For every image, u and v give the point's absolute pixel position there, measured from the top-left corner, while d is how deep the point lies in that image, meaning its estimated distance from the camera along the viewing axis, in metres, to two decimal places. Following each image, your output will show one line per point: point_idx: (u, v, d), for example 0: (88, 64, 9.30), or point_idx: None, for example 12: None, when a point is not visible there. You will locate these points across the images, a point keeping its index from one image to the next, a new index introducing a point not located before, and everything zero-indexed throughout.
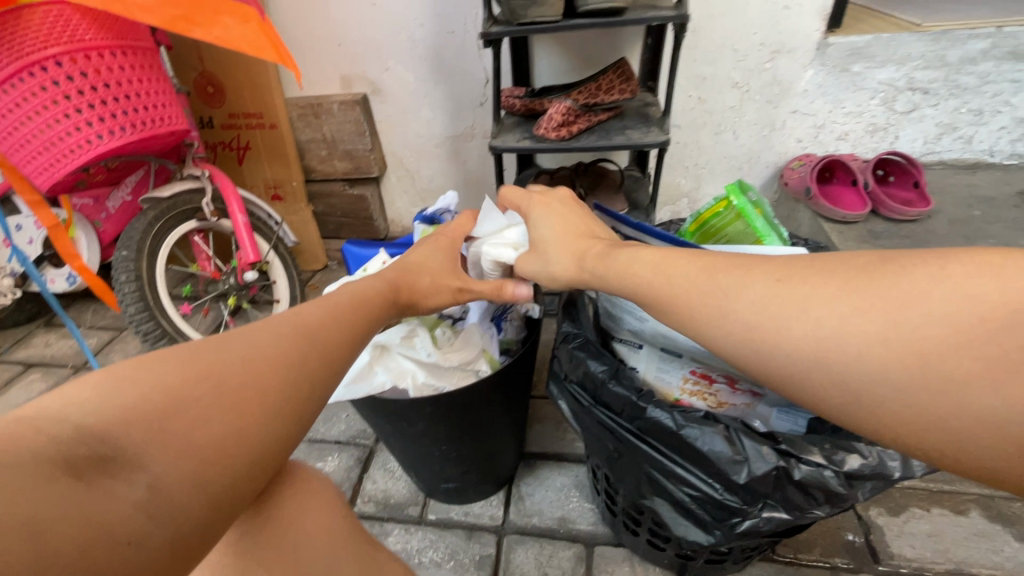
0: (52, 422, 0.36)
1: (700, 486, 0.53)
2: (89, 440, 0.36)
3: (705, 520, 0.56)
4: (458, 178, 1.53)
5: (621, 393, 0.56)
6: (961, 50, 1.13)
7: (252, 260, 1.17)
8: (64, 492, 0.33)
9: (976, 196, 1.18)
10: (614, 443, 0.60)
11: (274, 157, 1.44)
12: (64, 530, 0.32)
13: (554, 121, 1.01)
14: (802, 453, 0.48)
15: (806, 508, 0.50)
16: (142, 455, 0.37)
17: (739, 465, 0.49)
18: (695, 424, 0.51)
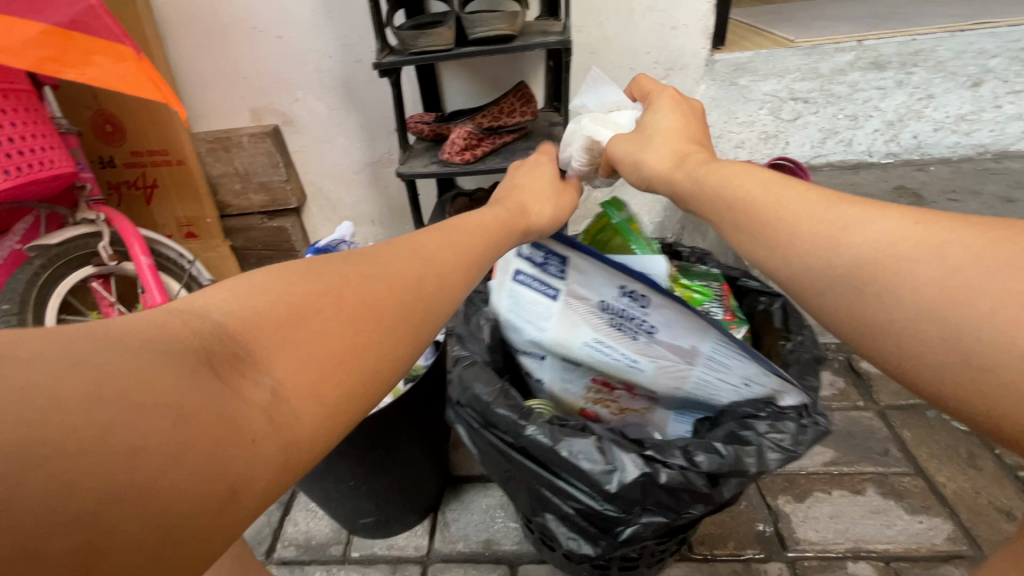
0: (196, 318, 0.34)
1: (583, 499, 0.56)
2: (225, 340, 0.33)
3: (591, 531, 0.59)
4: (381, 203, 1.52)
5: (505, 415, 0.59)
6: (830, 62, 1.24)
7: (158, 303, 1.11)
8: (202, 383, 0.30)
9: (860, 193, 1.28)
10: (502, 464, 0.62)
11: (185, 194, 1.39)
12: (203, 419, 0.28)
13: (457, 146, 1.04)
14: (665, 458, 0.54)
15: (676, 509, 0.55)
16: (271, 358, 0.34)
17: (610, 475, 0.54)
18: (569, 439, 0.56)
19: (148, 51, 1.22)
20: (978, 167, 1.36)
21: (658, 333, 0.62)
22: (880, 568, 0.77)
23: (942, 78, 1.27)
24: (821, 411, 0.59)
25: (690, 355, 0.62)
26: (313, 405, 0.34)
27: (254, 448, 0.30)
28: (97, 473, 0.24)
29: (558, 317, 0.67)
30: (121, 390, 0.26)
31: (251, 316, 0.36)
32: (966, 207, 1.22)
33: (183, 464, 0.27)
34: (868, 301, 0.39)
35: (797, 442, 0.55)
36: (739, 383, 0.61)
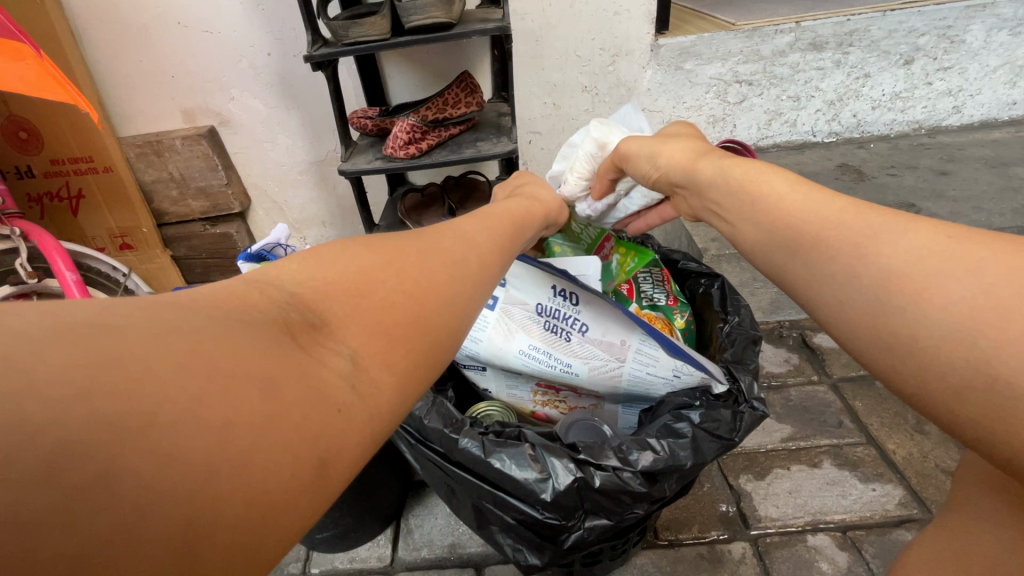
0: (269, 286, 0.30)
1: (522, 509, 0.55)
2: (302, 307, 0.29)
3: (536, 540, 0.58)
4: (331, 203, 1.47)
5: (437, 428, 0.58)
6: (771, 44, 1.25)
7: None
8: (284, 353, 0.26)
9: (807, 172, 1.32)
10: (442, 478, 0.61)
11: (116, 203, 1.30)
12: (291, 390, 0.25)
13: (400, 140, 1.00)
14: (598, 459, 0.54)
15: (617, 508, 0.55)
16: (348, 326, 0.30)
17: (544, 483, 0.53)
18: (499, 449, 0.55)
19: (61, 51, 1.13)
20: (914, 142, 1.41)
21: (591, 331, 0.65)
22: (838, 538, 0.79)
23: (877, 57, 1.31)
24: (756, 395, 0.59)
25: (620, 351, 0.64)
26: (390, 373, 0.30)
27: (342, 423, 0.26)
28: (192, 450, 0.21)
29: (493, 325, 0.67)
30: (209, 360, 0.23)
31: (325, 283, 0.31)
32: (905, 181, 1.26)
33: (278, 439, 0.23)
34: (889, 299, 0.34)
35: (731, 430, 0.56)
36: (669, 375, 0.62)
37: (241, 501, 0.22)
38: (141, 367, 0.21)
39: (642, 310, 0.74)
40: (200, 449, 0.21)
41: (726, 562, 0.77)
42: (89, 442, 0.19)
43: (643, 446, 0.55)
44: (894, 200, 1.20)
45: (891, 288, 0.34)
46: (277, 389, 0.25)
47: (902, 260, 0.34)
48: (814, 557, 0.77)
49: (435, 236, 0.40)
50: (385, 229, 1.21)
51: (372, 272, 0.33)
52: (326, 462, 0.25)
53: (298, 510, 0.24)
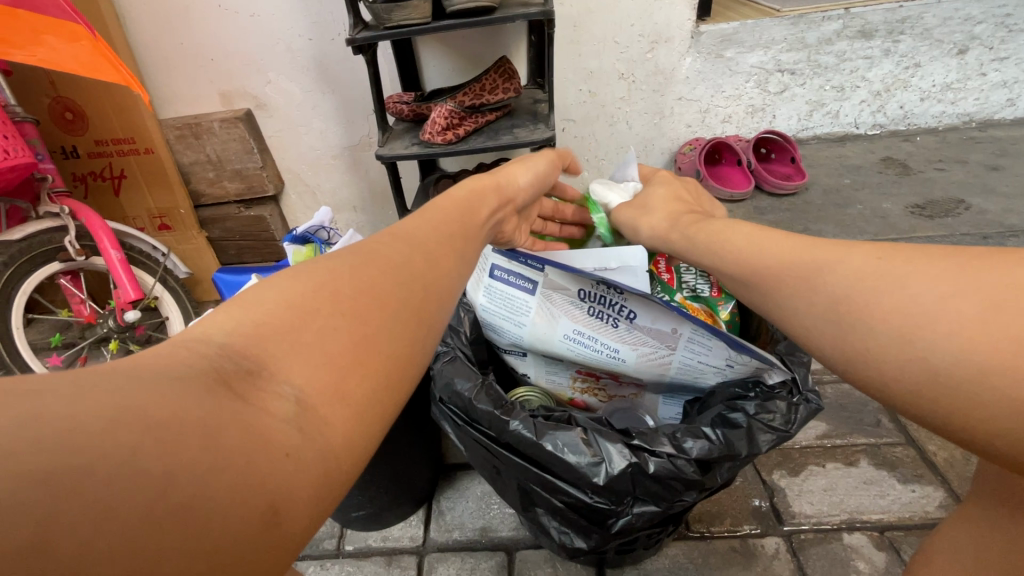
0: (195, 341, 0.29)
1: (572, 492, 0.55)
2: (236, 354, 0.29)
3: (583, 523, 0.59)
4: (361, 189, 1.48)
5: (487, 409, 0.58)
6: (817, 31, 1.22)
7: (133, 298, 1.06)
8: (221, 399, 0.26)
9: (847, 166, 1.28)
10: (489, 460, 0.61)
11: (156, 184, 1.33)
12: (231, 433, 0.25)
13: (439, 125, 1.00)
14: (652, 446, 0.54)
15: (668, 496, 0.55)
16: (285, 363, 0.29)
17: (596, 467, 0.53)
18: (551, 432, 0.55)
19: (107, 32, 1.15)
20: (962, 136, 1.37)
21: (639, 318, 0.62)
22: (875, 538, 0.78)
23: (929, 46, 1.26)
24: (812, 386, 0.57)
25: (671, 339, 0.62)
26: (341, 407, 0.29)
27: (292, 465, 0.26)
28: (122, 507, 0.21)
29: (536, 309, 0.67)
30: (139, 415, 0.23)
31: (254, 327, 0.30)
32: (952, 176, 1.22)
33: (222, 486, 0.23)
34: (840, 322, 0.38)
35: (788, 421, 0.54)
36: (721, 364, 0.61)
37: (187, 553, 0.21)
38: (79, 424, 0.21)
39: (685, 300, 0.73)
40: (139, 503, 0.21)
41: (759, 557, 0.77)
42: (20, 512, 0.19)
43: (696, 434, 0.55)
44: (941, 195, 1.17)
45: (843, 314, 0.38)
46: (216, 434, 0.24)
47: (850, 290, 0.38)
48: (850, 556, 0.76)
49: (431, 257, 0.41)
50: None
51: (349, 299, 0.33)
52: (273, 506, 0.25)
53: (256, 550, 0.24)
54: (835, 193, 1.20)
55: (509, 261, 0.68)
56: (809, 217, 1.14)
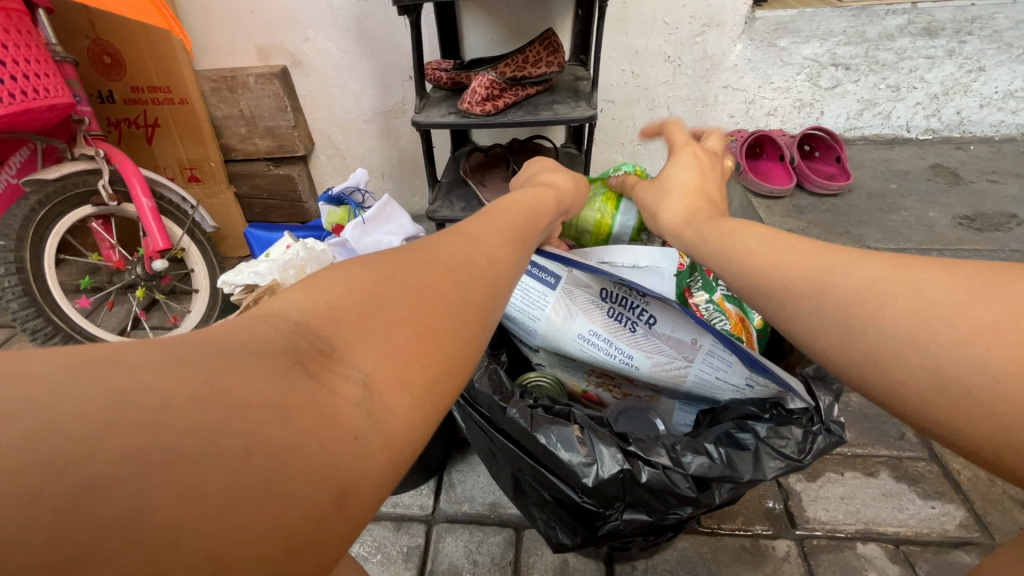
0: (274, 315, 0.29)
1: (562, 489, 0.50)
2: (310, 332, 0.29)
3: (572, 521, 0.54)
4: (391, 156, 1.46)
5: (484, 391, 0.52)
6: (879, 26, 1.16)
7: (161, 248, 1.07)
8: (296, 381, 0.25)
9: (894, 170, 1.24)
10: (486, 443, 0.57)
11: (188, 135, 1.33)
12: (304, 414, 0.25)
13: (478, 95, 0.96)
14: (648, 454, 0.47)
15: (663, 509, 0.49)
16: (356, 346, 0.29)
17: (588, 468, 0.48)
18: (547, 425, 0.49)
19: None
20: (1020, 148, 1.31)
21: (659, 325, 0.58)
22: (890, 551, 0.76)
23: (997, 50, 1.19)
24: (836, 417, 0.49)
25: (689, 350, 0.57)
26: (407, 394, 0.29)
27: (360, 453, 0.26)
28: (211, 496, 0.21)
29: (554, 304, 0.63)
30: (224, 393, 0.23)
31: (329, 307, 0.30)
32: (1006, 189, 1.17)
33: (295, 477, 0.23)
34: None
35: (801, 451, 0.47)
36: (741, 383, 0.56)
37: (260, 538, 0.21)
38: None
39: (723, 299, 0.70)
40: (224, 476, 0.21)
41: (769, 558, 0.76)
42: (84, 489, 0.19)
43: (698, 449, 0.48)
44: (992, 208, 1.12)
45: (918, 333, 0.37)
46: (294, 418, 0.24)
47: (862, 279, 0.38)
48: (862, 565, 0.75)
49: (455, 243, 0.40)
50: (448, 187, 1.21)
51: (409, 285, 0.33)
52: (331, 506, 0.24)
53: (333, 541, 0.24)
54: (879, 198, 1.16)
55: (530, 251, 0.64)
56: (850, 220, 1.11)
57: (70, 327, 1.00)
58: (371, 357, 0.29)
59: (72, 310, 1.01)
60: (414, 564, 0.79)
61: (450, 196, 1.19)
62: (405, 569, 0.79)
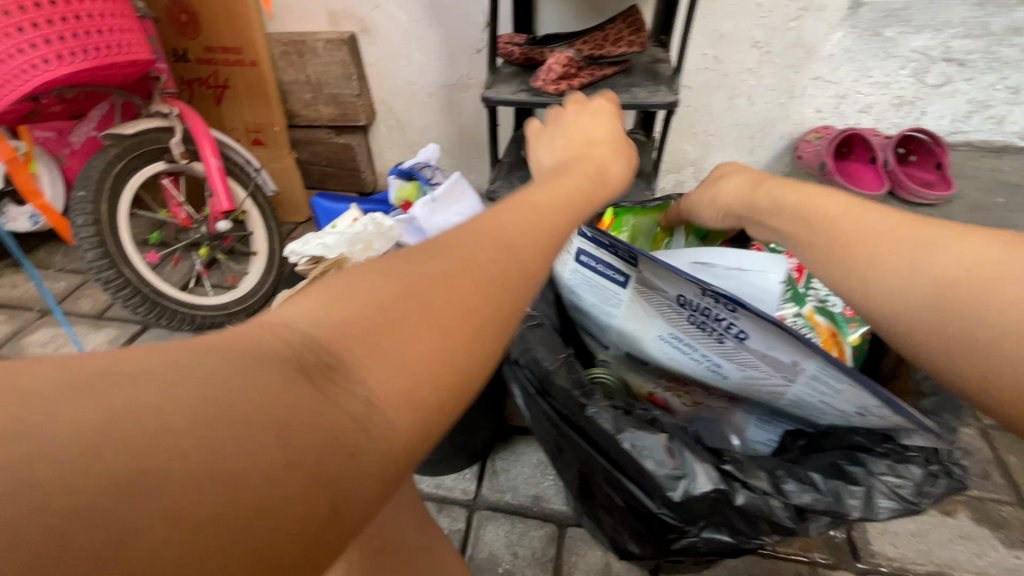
0: (286, 324, 0.27)
1: (637, 497, 0.45)
2: (319, 342, 0.27)
3: (641, 531, 0.48)
4: (451, 131, 1.42)
5: (563, 387, 0.48)
6: (1006, 19, 1.03)
7: (225, 209, 1.09)
8: (298, 394, 0.24)
9: (1001, 182, 1.12)
10: (554, 438, 0.52)
11: (254, 98, 1.33)
12: (303, 434, 0.23)
13: (554, 73, 0.91)
14: (748, 478, 0.40)
15: (751, 535, 0.42)
16: (367, 359, 0.27)
17: (674, 481, 0.41)
18: (633, 429, 0.43)
19: None
20: None
21: (752, 340, 0.50)
22: None
23: None
24: (957, 459, 0.45)
25: (789, 370, 0.49)
26: (411, 411, 0.27)
27: (355, 467, 0.24)
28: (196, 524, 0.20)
29: (629, 304, 0.59)
30: (217, 408, 0.22)
31: (357, 310, 0.28)
32: None
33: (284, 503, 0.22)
34: None
35: (916, 494, 0.44)
36: (851, 410, 0.47)
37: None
38: None
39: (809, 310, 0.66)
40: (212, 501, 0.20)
41: None
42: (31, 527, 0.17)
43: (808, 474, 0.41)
44: None
45: None
46: (294, 437, 0.23)
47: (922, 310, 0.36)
48: None
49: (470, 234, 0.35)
50: (509, 166, 1.18)
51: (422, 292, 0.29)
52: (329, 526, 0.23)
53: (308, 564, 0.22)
54: (982, 212, 1.05)
55: (596, 248, 0.59)
56: None
57: (139, 283, 1.02)
58: (378, 369, 0.27)
59: (142, 265, 1.04)
60: (454, 549, 0.78)
61: (511, 176, 1.15)
62: None
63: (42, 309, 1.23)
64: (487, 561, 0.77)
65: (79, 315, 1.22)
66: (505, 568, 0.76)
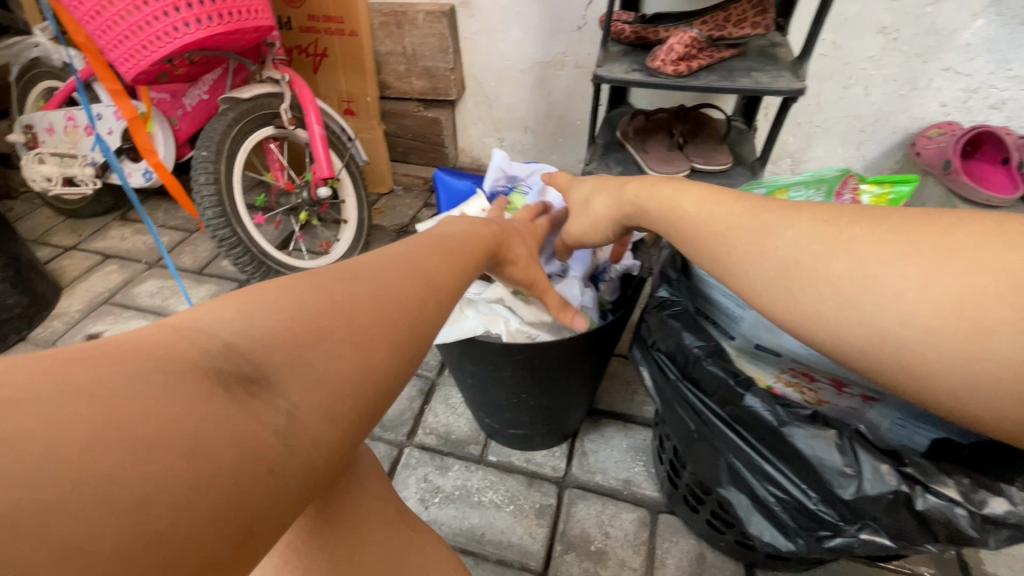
0: (206, 333, 0.32)
1: (789, 489, 0.45)
2: (235, 357, 0.32)
3: (784, 522, 0.48)
4: (540, 109, 1.40)
5: (717, 375, 0.47)
6: None
7: (326, 175, 1.12)
8: (220, 407, 0.29)
9: None
10: (694, 423, 0.53)
11: (351, 68, 1.36)
12: (220, 448, 0.27)
13: (674, 53, 0.89)
14: (932, 481, 0.38)
15: (919, 540, 0.41)
16: (284, 380, 0.32)
17: (847, 479, 0.40)
18: (799, 422, 0.43)
19: None
20: None
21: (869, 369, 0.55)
22: None
23: None
24: None
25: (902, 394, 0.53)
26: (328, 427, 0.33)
27: (273, 477, 0.29)
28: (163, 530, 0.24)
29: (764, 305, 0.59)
30: (157, 425, 0.26)
31: (260, 335, 0.33)
32: None
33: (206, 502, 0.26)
34: None
35: None
36: None
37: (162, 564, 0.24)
38: None
39: None
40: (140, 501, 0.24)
41: None
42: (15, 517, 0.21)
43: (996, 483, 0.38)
44: None
45: None
46: (206, 454, 0.27)
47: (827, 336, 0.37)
48: None
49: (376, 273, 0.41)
50: (604, 148, 1.16)
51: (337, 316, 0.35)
52: (274, 521, 0.29)
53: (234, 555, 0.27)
54: None
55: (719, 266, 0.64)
56: None
57: (249, 242, 1.08)
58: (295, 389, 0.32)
59: (252, 225, 1.09)
60: (546, 522, 0.80)
61: (606, 158, 1.14)
62: (538, 525, 0.80)
63: (149, 261, 1.31)
64: (579, 538, 0.78)
65: (182, 269, 1.29)
66: (597, 546, 0.77)
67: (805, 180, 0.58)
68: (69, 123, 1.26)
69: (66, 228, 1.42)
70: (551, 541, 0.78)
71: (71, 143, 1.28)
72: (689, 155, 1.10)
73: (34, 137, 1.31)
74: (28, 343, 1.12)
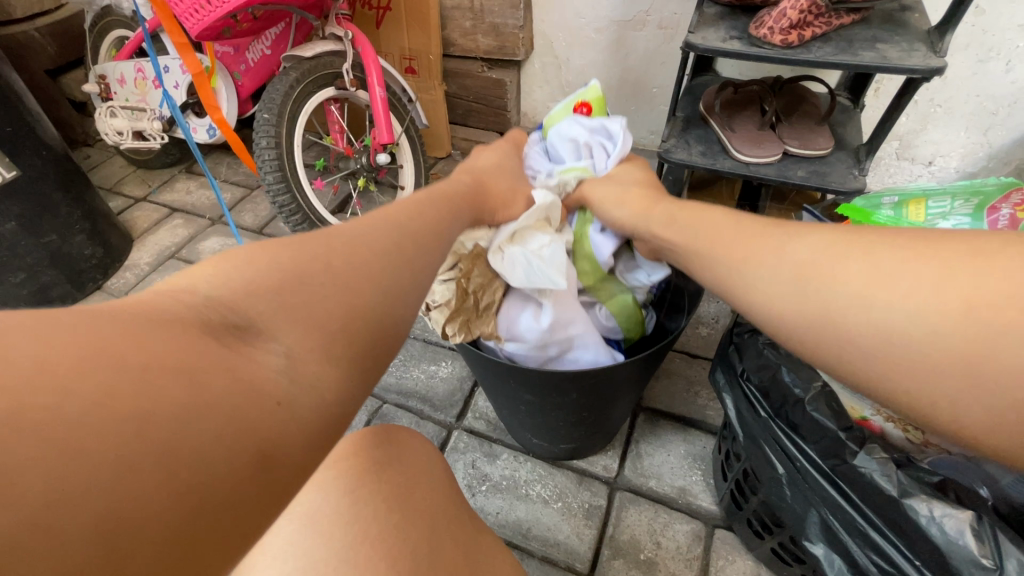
0: (265, 332, 0.30)
1: (895, 566, 0.41)
2: (299, 363, 0.30)
3: None
4: (613, 73, 1.29)
5: (823, 423, 0.46)
6: None
7: (386, 141, 1.07)
8: (283, 421, 0.28)
9: None
10: (785, 473, 0.50)
11: (415, 23, 1.28)
12: (282, 465, 0.27)
13: (785, 21, 0.77)
14: None
15: None
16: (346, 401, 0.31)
17: (983, 571, 0.37)
18: (924, 495, 0.40)
19: None
20: None
21: None
22: None
23: None
24: None
25: None
26: None
27: None
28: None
29: None
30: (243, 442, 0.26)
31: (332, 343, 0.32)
32: None
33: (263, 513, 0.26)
34: None
35: None
36: None
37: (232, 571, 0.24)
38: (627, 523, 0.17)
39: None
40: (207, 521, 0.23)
41: None
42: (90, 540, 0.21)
43: None
44: None
45: None
46: (271, 469, 0.26)
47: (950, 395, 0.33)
48: None
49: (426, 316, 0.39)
50: (684, 123, 1.05)
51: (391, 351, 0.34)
52: None
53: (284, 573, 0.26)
54: None
55: None
56: None
57: (308, 209, 1.07)
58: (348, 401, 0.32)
59: (311, 193, 1.08)
60: (595, 525, 0.77)
61: (686, 135, 1.03)
62: (585, 526, 0.77)
63: (212, 217, 1.33)
64: (628, 544, 0.75)
65: (243, 227, 1.30)
66: (647, 556, 0.74)
67: (959, 189, 0.54)
68: (138, 75, 1.26)
69: (137, 179, 1.46)
70: (599, 544, 0.76)
71: (140, 95, 1.29)
72: (783, 135, 0.99)
73: (106, 87, 1.33)
74: (103, 292, 1.18)
